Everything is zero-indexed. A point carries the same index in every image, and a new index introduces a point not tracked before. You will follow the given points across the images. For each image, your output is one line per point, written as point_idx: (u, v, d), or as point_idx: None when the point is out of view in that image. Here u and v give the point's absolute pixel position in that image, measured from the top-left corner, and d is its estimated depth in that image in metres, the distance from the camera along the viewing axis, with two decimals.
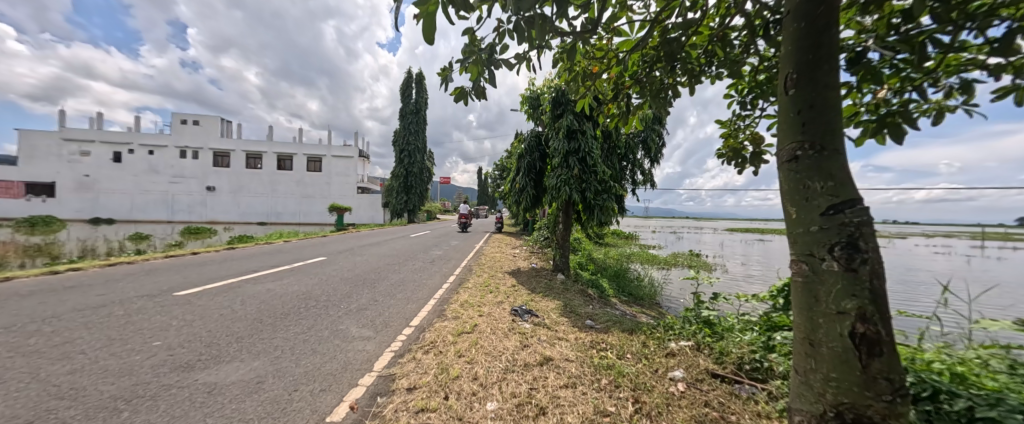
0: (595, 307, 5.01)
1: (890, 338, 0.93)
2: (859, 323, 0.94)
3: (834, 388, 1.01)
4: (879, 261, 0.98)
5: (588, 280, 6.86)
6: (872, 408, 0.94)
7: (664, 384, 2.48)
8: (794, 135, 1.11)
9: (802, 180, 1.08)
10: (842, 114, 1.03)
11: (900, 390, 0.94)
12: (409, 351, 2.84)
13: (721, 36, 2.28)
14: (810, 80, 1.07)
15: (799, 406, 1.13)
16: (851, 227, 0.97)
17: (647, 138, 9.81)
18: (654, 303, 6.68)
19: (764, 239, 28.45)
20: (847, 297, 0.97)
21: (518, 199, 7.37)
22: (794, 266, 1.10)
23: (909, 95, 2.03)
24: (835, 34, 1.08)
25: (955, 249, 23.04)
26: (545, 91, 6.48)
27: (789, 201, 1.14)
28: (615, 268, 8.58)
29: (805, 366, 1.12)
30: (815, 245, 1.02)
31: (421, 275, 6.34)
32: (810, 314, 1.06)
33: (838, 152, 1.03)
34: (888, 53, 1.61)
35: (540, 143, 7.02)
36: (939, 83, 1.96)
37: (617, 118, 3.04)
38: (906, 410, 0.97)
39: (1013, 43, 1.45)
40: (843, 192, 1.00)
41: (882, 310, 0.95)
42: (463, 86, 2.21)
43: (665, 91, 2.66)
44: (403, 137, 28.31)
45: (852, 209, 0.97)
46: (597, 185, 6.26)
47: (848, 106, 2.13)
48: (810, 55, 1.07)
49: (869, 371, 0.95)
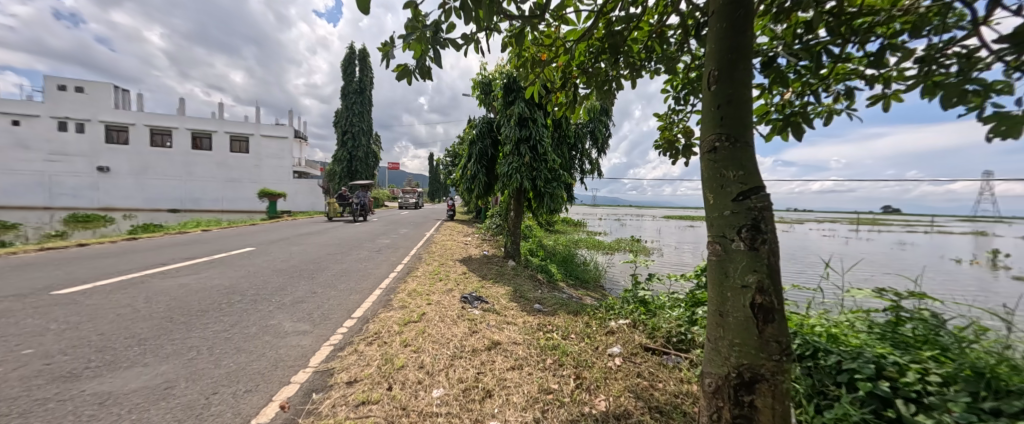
0: (544, 291, 5.20)
1: (780, 306, 1.09)
2: (758, 295, 1.08)
3: (737, 352, 1.15)
4: (775, 241, 1.13)
5: (538, 266, 7.07)
6: (765, 366, 1.10)
7: (603, 359, 2.67)
8: (714, 128, 1.21)
9: (719, 169, 1.19)
10: (752, 111, 1.15)
11: (786, 350, 1.10)
12: (350, 344, 2.71)
13: (659, 33, 2.42)
14: (729, 77, 1.17)
15: (709, 370, 1.27)
16: (756, 211, 1.10)
17: (595, 129, 10.23)
18: (598, 285, 7.11)
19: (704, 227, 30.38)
20: (750, 272, 1.10)
21: (470, 186, 7.26)
22: (709, 246, 1.22)
23: (810, 98, 2.33)
24: (750, 38, 1.19)
25: (841, 232, 27.37)
26: (496, 77, 6.42)
27: (708, 189, 1.25)
28: (564, 254, 8.94)
29: (715, 334, 1.26)
30: (727, 227, 1.14)
31: (366, 265, 6.04)
32: (720, 289, 1.19)
33: (748, 143, 1.15)
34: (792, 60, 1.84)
35: (491, 130, 6.97)
36: (830, 89, 2.28)
37: (565, 107, 3.11)
38: (790, 368, 1.14)
39: (882, 59, 1.74)
40: (751, 180, 1.12)
41: (777, 283, 1.09)
42: (406, 64, 2.09)
43: (609, 83, 2.76)
44: (346, 118, 26.36)
45: (757, 195, 1.10)
46: (547, 173, 6.38)
47: (761, 105, 2.41)
48: (730, 54, 1.17)
49: (764, 335, 1.10)
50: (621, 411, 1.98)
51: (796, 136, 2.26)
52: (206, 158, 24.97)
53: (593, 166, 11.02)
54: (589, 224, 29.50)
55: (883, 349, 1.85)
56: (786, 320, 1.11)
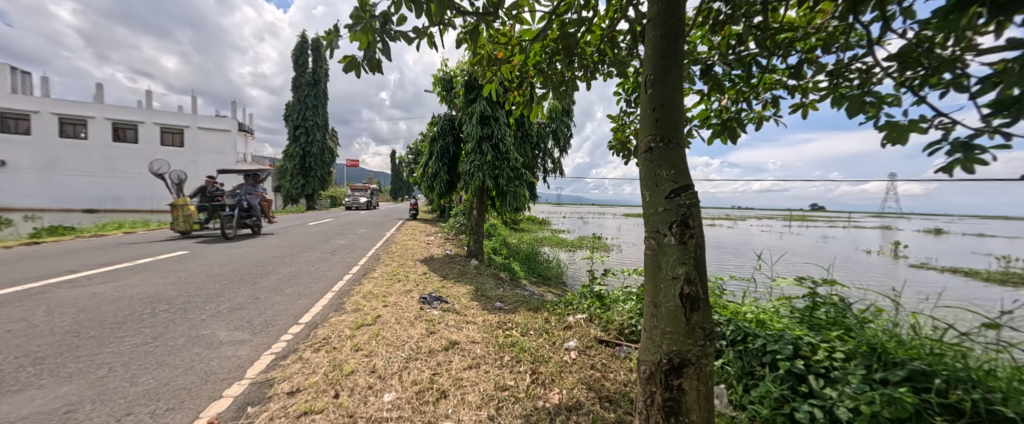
0: (506, 289, 5.22)
1: (704, 295, 1.18)
2: (686, 286, 1.17)
3: (668, 339, 1.23)
4: (702, 235, 1.22)
5: (501, 264, 7.09)
6: (692, 351, 1.18)
7: (560, 354, 2.73)
8: (650, 129, 1.28)
9: (654, 169, 1.26)
10: (683, 115, 1.23)
11: (710, 335, 1.20)
12: (295, 352, 2.55)
13: (610, 38, 2.51)
14: (662, 81, 1.25)
15: (644, 357, 1.34)
16: (685, 208, 1.18)
17: (557, 129, 10.44)
18: (559, 282, 7.28)
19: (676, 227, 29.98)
20: (680, 264, 1.18)
21: (431, 184, 7.11)
22: (646, 241, 1.29)
23: (743, 104, 2.55)
24: (682, 46, 1.27)
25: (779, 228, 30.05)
26: (457, 74, 6.33)
27: (645, 187, 1.32)
28: (527, 252, 9.04)
29: (650, 324, 1.33)
30: (660, 223, 1.22)
31: (318, 267, 5.70)
32: (654, 280, 1.26)
33: (679, 144, 1.23)
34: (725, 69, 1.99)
35: (453, 127, 6.86)
36: (760, 96, 2.50)
37: (523, 106, 3.13)
38: (714, 352, 1.24)
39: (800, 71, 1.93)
40: (681, 179, 1.20)
41: (703, 274, 1.18)
42: (354, 55, 1.98)
43: (565, 84, 2.82)
44: (299, 111, 24.72)
45: (686, 193, 1.18)
46: (509, 172, 6.40)
47: (702, 110, 2.59)
48: (663, 60, 1.24)
49: (691, 323, 1.19)
50: (573, 402, 2.04)
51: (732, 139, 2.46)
52: (131, 152, 22.25)
53: (555, 165, 11.24)
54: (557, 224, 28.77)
55: (800, 331, 2.07)
56: (710, 309, 1.20)
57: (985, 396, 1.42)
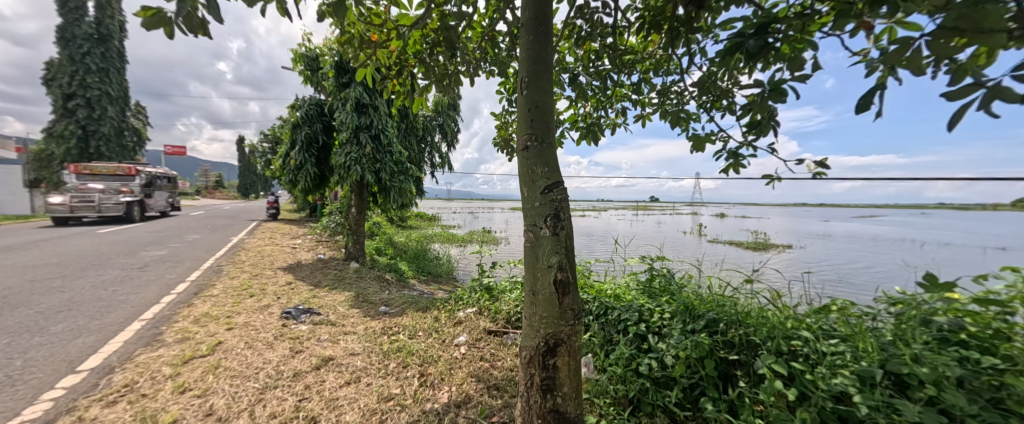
0: (392, 291, 4.86)
1: (573, 280, 1.32)
2: (559, 272, 1.29)
3: (545, 324, 1.33)
4: (571, 227, 1.36)
5: (386, 264, 6.56)
6: (564, 331, 1.32)
7: (449, 351, 2.70)
8: (526, 129, 1.35)
9: (530, 166, 1.34)
10: (553, 117, 1.34)
11: (578, 315, 1.35)
12: (73, 412, 1.82)
13: (490, 37, 2.57)
14: (535, 84, 1.33)
15: (524, 343, 1.43)
16: (557, 202, 1.30)
17: (444, 123, 10.25)
18: (450, 278, 7.21)
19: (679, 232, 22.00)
20: (554, 253, 1.29)
21: (294, 179, 6.03)
22: (525, 234, 1.37)
23: (602, 111, 2.99)
24: (551, 53, 1.38)
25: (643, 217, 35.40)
26: (324, 52, 5.51)
27: (522, 183, 1.39)
28: (416, 249, 8.63)
29: (528, 311, 1.42)
30: (537, 217, 1.31)
31: (118, 290, 4.20)
32: (533, 270, 1.34)
33: (551, 143, 1.33)
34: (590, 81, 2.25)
35: (321, 113, 5.96)
36: (614, 106, 2.97)
37: (403, 96, 2.93)
38: (582, 328, 1.41)
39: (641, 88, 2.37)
40: (553, 176, 1.31)
41: (573, 261, 1.32)
42: (160, 8, 1.38)
43: (448, 77, 2.74)
44: (75, 75, 17.64)
45: (557, 189, 1.30)
46: (392, 165, 5.93)
47: (571, 115, 2.92)
48: (535, 65, 1.33)
49: (563, 306, 1.31)
50: (461, 398, 2.04)
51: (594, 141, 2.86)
52: None
53: (443, 159, 11.00)
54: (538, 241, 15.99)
55: (644, 301, 2.57)
56: (579, 292, 1.36)
57: (747, 330, 2.03)
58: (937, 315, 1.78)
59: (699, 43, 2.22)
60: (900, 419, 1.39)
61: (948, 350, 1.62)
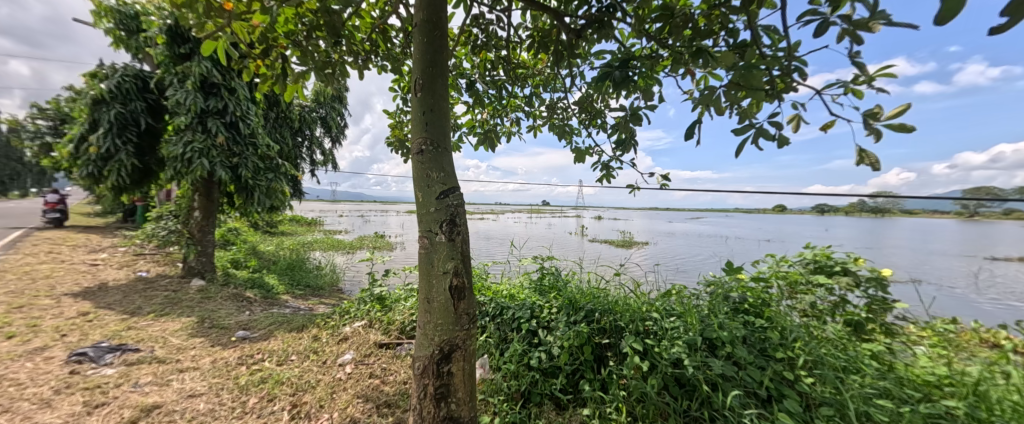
0: (256, 312, 4.04)
1: (468, 285, 1.34)
2: (455, 278, 1.28)
3: (439, 331, 1.31)
4: (467, 232, 1.38)
5: (247, 279, 5.41)
6: (459, 336, 1.32)
7: (332, 372, 2.40)
8: (420, 131, 1.32)
9: (425, 170, 1.30)
10: (450, 120, 1.34)
11: (473, 318, 1.37)
12: None
13: (382, 30, 2.41)
14: (430, 86, 1.31)
15: (418, 354, 1.37)
16: (452, 207, 1.30)
17: (327, 115, 9.11)
18: (334, 290, 6.40)
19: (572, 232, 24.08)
20: (449, 259, 1.28)
21: (97, 172, 4.47)
22: (420, 240, 1.32)
23: (498, 119, 3.12)
24: (446, 57, 1.37)
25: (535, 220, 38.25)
26: (150, 11, 4.27)
27: (417, 187, 1.35)
28: (289, 259, 7.38)
29: (422, 320, 1.37)
30: (432, 222, 1.28)
31: None
32: (428, 277, 1.31)
33: (447, 148, 1.33)
34: (488, 89, 2.34)
35: (146, 88, 4.59)
36: (509, 115, 3.15)
37: (271, 81, 2.47)
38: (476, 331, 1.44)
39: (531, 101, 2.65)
40: (449, 181, 1.31)
41: (468, 267, 1.35)
42: None
43: (331, 66, 2.44)
44: None
45: (453, 194, 1.30)
46: (257, 160, 4.96)
47: (469, 120, 2.95)
48: (430, 66, 1.30)
49: (458, 310, 1.31)
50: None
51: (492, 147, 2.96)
52: None
53: (325, 156, 9.74)
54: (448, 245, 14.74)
55: (535, 298, 2.78)
56: (474, 296, 1.38)
57: (616, 317, 2.40)
58: (733, 291, 2.44)
59: (579, 68, 2.55)
60: (712, 372, 1.86)
61: (738, 317, 2.24)
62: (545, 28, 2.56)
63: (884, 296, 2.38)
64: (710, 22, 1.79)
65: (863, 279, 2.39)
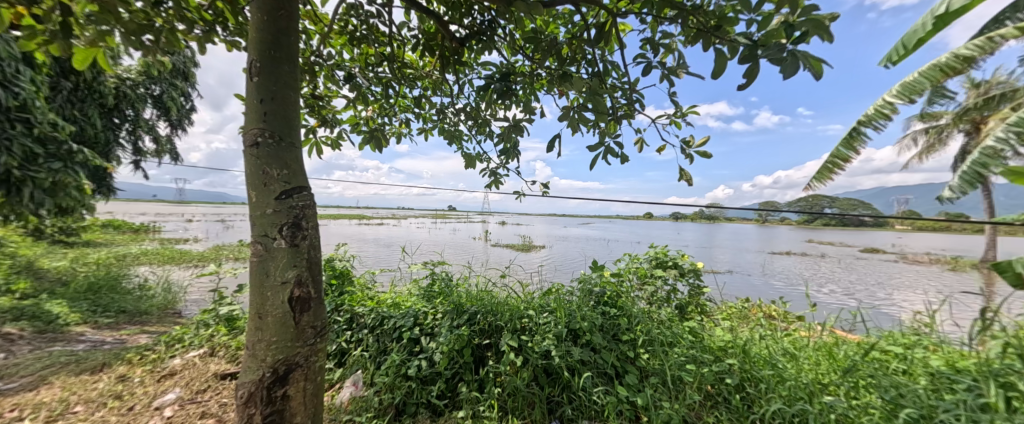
0: (19, 354, 2.88)
1: (316, 294, 1.24)
2: (296, 288, 1.17)
3: (274, 349, 1.17)
4: (316, 237, 1.28)
5: (9, 309, 3.83)
6: (300, 353, 1.21)
7: (141, 420, 1.87)
8: (257, 123, 1.17)
9: (262, 166, 1.17)
10: (297, 114, 1.23)
11: (321, 332, 1.27)
12: None
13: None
14: (271, 73, 1.18)
15: (244, 380, 1.19)
16: (296, 210, 1.20)
17: (163, 93, 7.21)
18: (167, 314, 5.03)
19: (476, 236, 24.22)
20: (290, 267, 1.17)
21: None
22: (252, 246, 1.17)
23: (384, 119, 2.96)
24: (295, 44, 1.25)
25: (438, 226, 37.38)
26: None
27: (251, 185, 1.19)
28: (93, 277, 5.52)
29: (253, 339, 1.20)
30: (268, 226, 1.15)
31: None
32: (260, 289, 1.16)
33: (294, 145, 1.22)
34: (377, 81, 2.27)
35: None
36: (397, 115, 3.03)
37: (43, 37, 1.80)
38: (325, 346, 1.33)
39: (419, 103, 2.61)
40: (293, 180, 1.20)
41: (315, 275, 1.25)
42: None
43: (152, 32, 1.93)
44: None
45: (298, 195, 1.20)
46: (32, 143, 3.58)
47: (351, 117, 2.70)
48: (272, 51, 1.17)
49: (300, 324, 1.20)
50: None
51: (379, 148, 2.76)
52: None
53: (160, 144, 7.68)
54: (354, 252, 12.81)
55: (420, 305, 2.68)
56: (322, 307, 1.28)
57: (496, 317, 2.51)
58: (596, 286, 2.80)
59: (466, 76, 2.60)
60: (572, 359, 2.12)
61: (599, 308, 2.59)
62: (431, 32, 2.54)
63: (700, 283, 3.08)
64: (573, 51, 2.05)
65: (687, 271, 3.05)
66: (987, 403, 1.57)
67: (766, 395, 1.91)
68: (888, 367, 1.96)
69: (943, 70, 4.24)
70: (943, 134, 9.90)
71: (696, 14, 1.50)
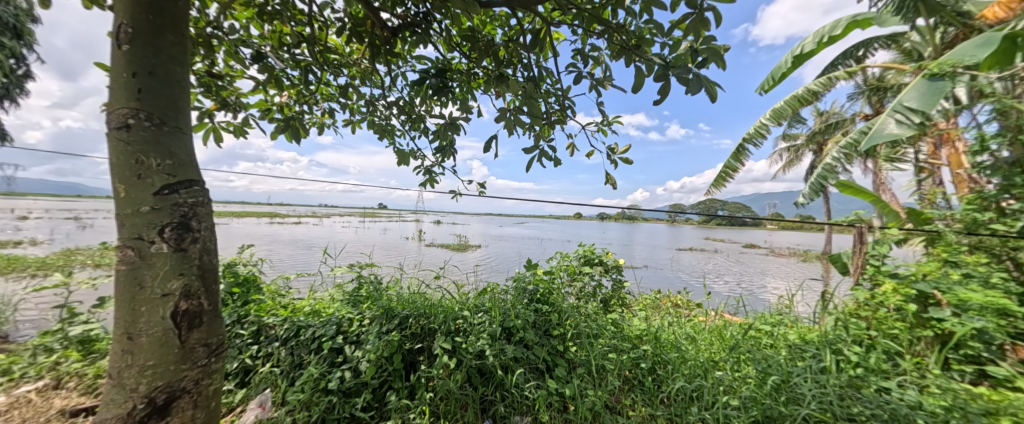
0: None
1: (209, 307, 1.06)
2: (182, 301, 0.99)
3: (150, 375, 0.98)
4: (211, 239, 1.10)
5: None
6: (188, 377, 1.02)
7: None
8: (127, 101, 0.96)
9: (135, 154, 0.96)
10: (185, 94, 1.04)
11: (216, 350, 1.10)
12: None
13: None
14: (150, 43, 0.98)
15: (105, 417, 0.97)
16: (184, 207, 1.02)
17: None
18: None
19: (407, 236, 23.17)
20: (174, 277, 0.98)
21: None
22: (119, 252, 0.96)
23: (303, 107, 2.66)
24: (184, 10, 1.07)
25: (366, 225, 34.91)
26: None
27: (117, 177, 0.97)
28: None
29: (120, 365, 0.99)
30: (143, 227, 0.95)
31: None
32: (131, 305, 0.96)
33: (180, 130, 1.04)
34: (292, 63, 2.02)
35: None
36: (319, 104, 2.74)
37: None
38: (223, 365, 1.15)
39: (345, 92, 2.40)
40: (180, 172, 1.02)
41: (209, 284, 1.07)
42: None
43: None
44: None
45: (186, 190, 1.02)
46: None
47: (261, 101, 2.36)
48: (151, 16, 0.98)
49: (187, 343, 1.02)
50: None
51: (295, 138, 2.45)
52: None
53: None
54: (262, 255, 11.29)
55: (344, 311, 2.46)
56: (218, 321, 1.11)
57: (429, 320, 2.43)
58: (529, 284, 2.88)
59: (399, 68, 2.46)
60: (505, 357, 2.17)
61: (532, 306, 2.67)
62: (359, 17, 2.35)
63: (621, 278, 3.37)
64: (509, 53, 2.09)
65: (610, 268, 3.31)
66: (825, 366, 2.00)
67: (673, 375, 2.17)
68: (761, 342, 2.38)
69: (799, 100, 5.29)
70: (799, 152, 12.38)
71: (620, 32, 1.64)
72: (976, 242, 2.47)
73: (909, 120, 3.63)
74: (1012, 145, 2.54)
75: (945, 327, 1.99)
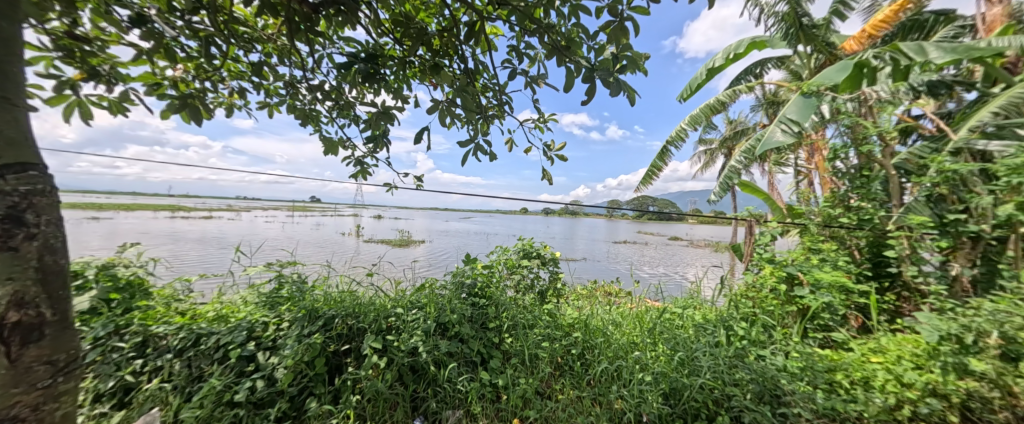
0: None
1: (52, 316, 0.88)
2: (13, 311, 0.80)
3: None
4: (57, 235, 0.91)
5: None
6: (21, 403, 0.82)
7: None
8: None
9: None
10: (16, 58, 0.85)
11: (63, 367, 0.91)
12: None
13: None
14: None
15: None
16: (14, 196, 0.81)
17: None
18: None
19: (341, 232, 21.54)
20: (2, 283, 0.79)
21: None
22: None
23: (205, 84, 2.31)
24: None
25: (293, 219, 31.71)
26: None
27: None
28: None
29: None
30: None
31: None
32: None
33: (10, 101, 0.84)
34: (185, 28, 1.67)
35: None
36: (225, 82, 2.42)
37: None
38: (75, 385, 0.96)
39: (259, 69, 2.10)
40: (10, 153, 0.81)
41: (52, 289, 0.89)
42: None
43: None
44: None
45: (18, 176, 0.82)
46: None
47: (147, 75, 1.95)
48: None
49: (21, 362, 0.82)
50: None
51: (195, 119, 1.91)
52: None
53: None
54: (156, 254, 9.63)
55: (257, 314, 2.20)
56: (66, 333, 0.92)
57: (358, 319, 2.29)
58: (468, 278, 2.80)
59: (323, 49, 2.25)
60: (439, 353, 2.15)
61: (469, 300, 2.65)
62: None
63: (558, 270, 3.52)
64: (444, 44, 2.04)
65: (548, 262, 3.42)
66: (719, 341, 2.31)
67: (598, 358, 2.35)
68: (673, 324, 2.66)
69: (711, 109, 5.98)
70: (713, 155, 14.00)
71: (552, 33, 1.70)
72: (831, 233, 3.03)
73: (790, 130, 4.32)
74: (857, 155, 3.15)
75: (805, 302, 2.44)
